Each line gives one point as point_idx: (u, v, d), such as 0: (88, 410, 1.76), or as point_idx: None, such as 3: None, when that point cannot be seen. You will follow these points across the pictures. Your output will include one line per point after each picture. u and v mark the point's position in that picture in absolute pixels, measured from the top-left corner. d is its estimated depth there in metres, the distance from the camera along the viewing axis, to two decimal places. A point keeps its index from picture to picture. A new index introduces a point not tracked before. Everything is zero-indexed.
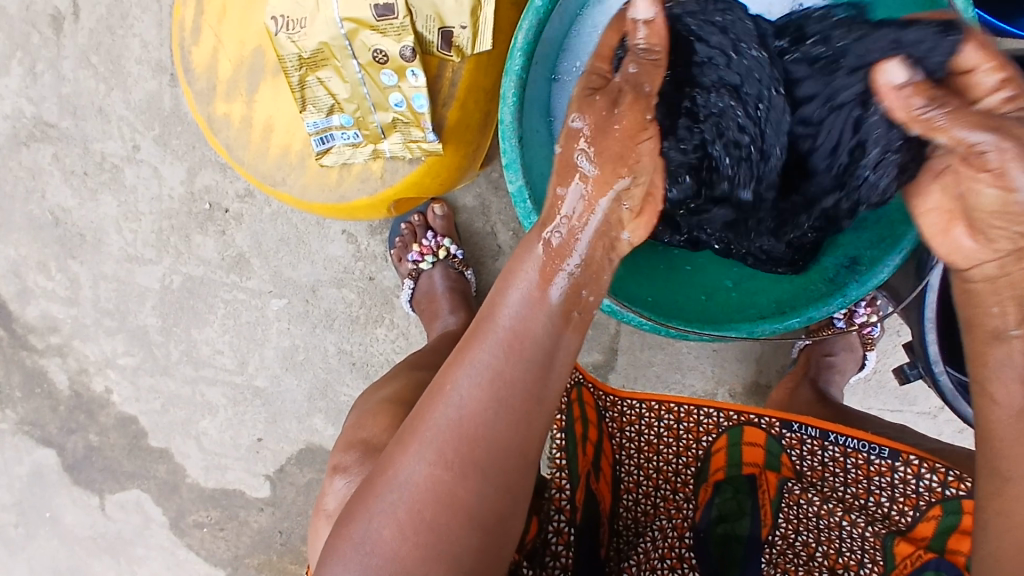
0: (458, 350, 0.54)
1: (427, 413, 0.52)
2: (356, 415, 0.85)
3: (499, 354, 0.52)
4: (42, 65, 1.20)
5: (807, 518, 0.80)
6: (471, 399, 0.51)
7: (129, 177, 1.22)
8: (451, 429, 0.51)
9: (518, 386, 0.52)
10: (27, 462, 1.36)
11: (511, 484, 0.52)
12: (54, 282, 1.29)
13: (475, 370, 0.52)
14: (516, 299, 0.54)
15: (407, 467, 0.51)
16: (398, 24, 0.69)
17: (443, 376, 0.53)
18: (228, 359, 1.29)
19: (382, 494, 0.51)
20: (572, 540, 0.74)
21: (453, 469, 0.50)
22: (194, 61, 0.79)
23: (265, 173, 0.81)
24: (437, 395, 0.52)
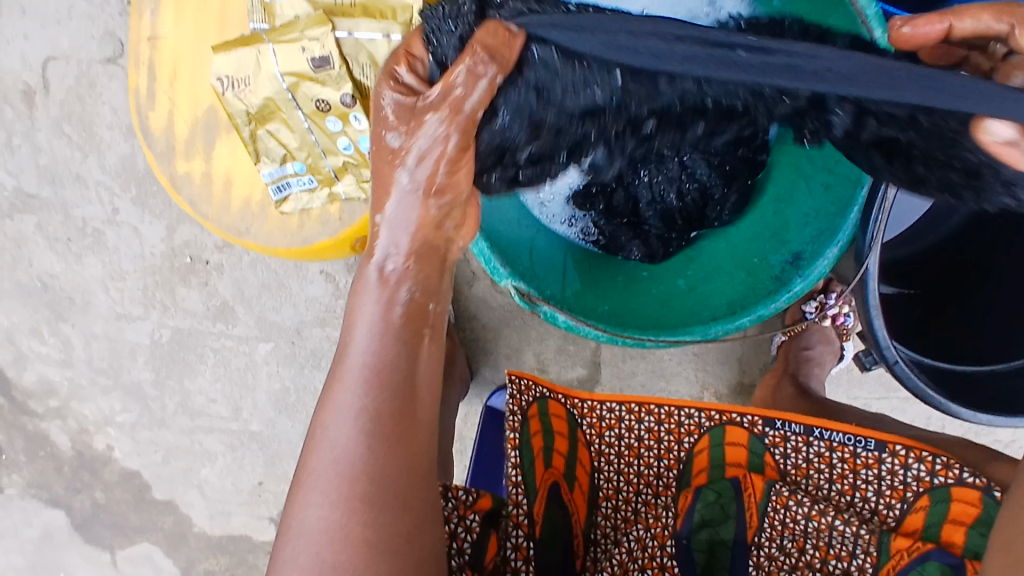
0: (323, 399, 0.58)
1: (310, 463, 0.57)
2: None
3: (358, 388, 0.57)
4: (18, 139, 1.24)
5: (793, 523, 0.77)
6: (344, 440, 0.55)
7: (111, 239, 1.26)
8: (334, 470, 0.55)
9: (387, 414, 0.56)
10: (36, 525, 1.38)
11: (408, 500, 0.56)
12: (48, 346, 1.32)
13: (342, 415, 0.56)
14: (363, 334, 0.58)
15: (306, 517, 0.55)
16: (336, 74, 0.73)
17: (317, 426, 0.58)
18: (222, 407, 1.31)
19: (290, 545, 0.55)
20: (531, 555, 0.76)
21: (349, 505, 0.54)
22: (152, 124, 0.83)
23: (229, 224, 0.84)
24: (314, 444, 0.57)
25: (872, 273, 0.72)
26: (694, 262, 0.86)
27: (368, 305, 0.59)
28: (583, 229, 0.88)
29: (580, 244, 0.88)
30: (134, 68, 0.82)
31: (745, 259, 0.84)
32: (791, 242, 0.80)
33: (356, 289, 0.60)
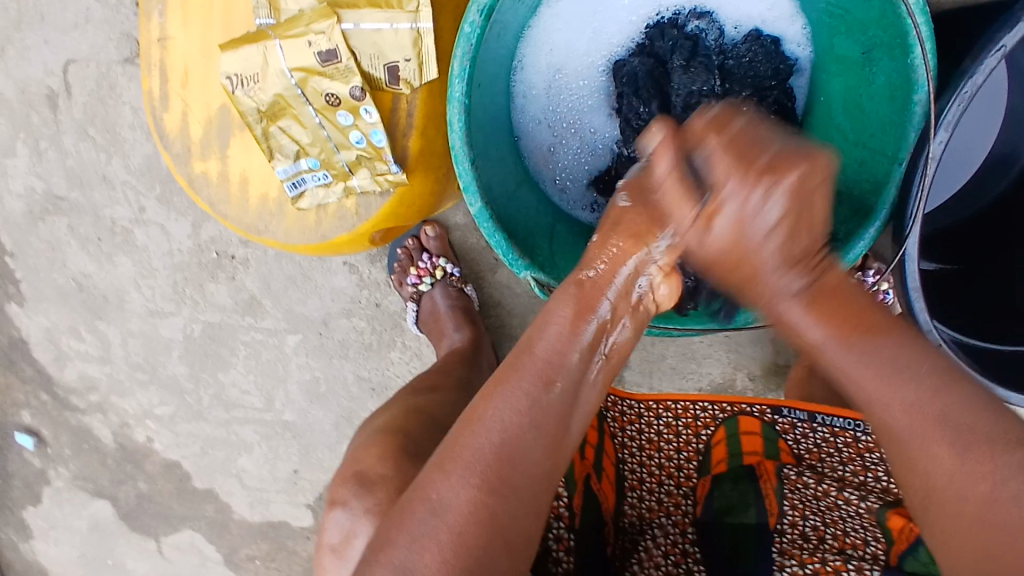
0: (495, 382, 0.59)
1: (464, 441, 0.57)
2: (353, 447, 0.86)
3: (535, 382, 0.58)
4: (45, 143, 1.26)
5: (808, 504, 0.76)
6: (512, 423, 0.56)
7: (140, 237, 1.28)
8: (493, 451, 0.55)
9: (552, 410, 0.58)
10: (85, 515, 1.43)
11: (537, 500, 0.57)
12: (86, 344, 1.35)
13: (513, 398, 0.57)
14: (551, 335, 0.60)
15: (444, 490, 0.55)
16: (343, 67, 0.72)
17: (480, 406, 0.58)
18: (255, 398, 1.33)
19: (420, 516, 0.54)
20: (573, 546, 0.74)
21: (496, 493, 0.54)
22: (168, 127, 0.83)
23: (248, 223, 0.84)
24: (475, 423, 0.57)
25: (911, 255, 0.68)
26: None
27: (557, 321, 0.61)
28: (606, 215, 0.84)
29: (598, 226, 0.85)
30: (147, 71, 0.82)
31: None
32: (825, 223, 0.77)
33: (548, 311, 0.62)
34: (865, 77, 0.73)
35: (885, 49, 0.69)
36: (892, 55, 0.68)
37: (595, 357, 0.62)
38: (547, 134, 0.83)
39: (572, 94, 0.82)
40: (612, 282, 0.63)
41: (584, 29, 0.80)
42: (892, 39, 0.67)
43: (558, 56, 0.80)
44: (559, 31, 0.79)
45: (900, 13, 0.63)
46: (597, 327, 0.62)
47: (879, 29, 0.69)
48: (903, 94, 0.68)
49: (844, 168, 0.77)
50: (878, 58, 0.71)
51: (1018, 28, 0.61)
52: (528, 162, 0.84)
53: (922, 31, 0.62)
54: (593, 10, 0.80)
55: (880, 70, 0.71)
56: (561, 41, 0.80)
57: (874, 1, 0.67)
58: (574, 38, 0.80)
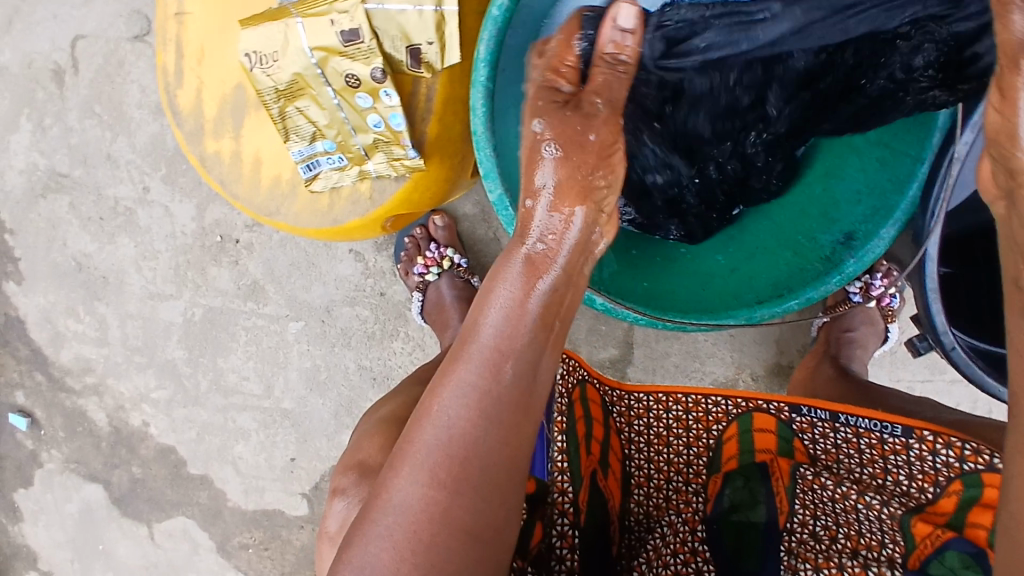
0: (442, 373, 0.57)
1: (414, 438, 0.55)
2: (357, 435, 0.86)
3: (481, 370, 0.55)
4: (49, 119, 1.24)
5: (821, 504, 0.76)
6: (459, 417, 0.54)
7: (143, 218, 1.26)
8: (442, 447, 0.54)
9: (505, 398, 0.55)
10: (76, 499, 1.41)
11: (499, 493, 0.54)
12: (84, 324, 1.34)
13: (460, 390, 0.55)
14: (497, 315, 0.57)
15: (399, 489, 0.54)
16: (365, 48, 0.71)
17: (429, 399, 0.56)
18: (254, 385, 1.32)
19: (381, 518, 0.53)
20: (576, 542, 0.75)
21: (450, 484, 0.53)
22: (181, 103, 0.82)
23: (259, 204, 0.83)
24: (424, 419, 0.55)
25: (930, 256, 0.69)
26: (733, 244, 0.83)
27: (504, 300, 0.58)
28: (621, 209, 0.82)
29: None
30: (162, 46, 0.81)
31: (788, 238, 0.81)
32: (842, 221, 0.78)
33: (489, 288, 0.59)
34: None
35: None
36: None
37: (549, 329, 0.59)
38: None
39: None
40: (561, 249, 0.60)
41: None
42: None
43: None
44: None
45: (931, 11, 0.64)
46: (550, 291, 0.59)
47: None
48: None
49: (863, 167, 0.78)
50: None
51: None
52: None
53: None
54: None
55: None
56: None
57: None
58: None
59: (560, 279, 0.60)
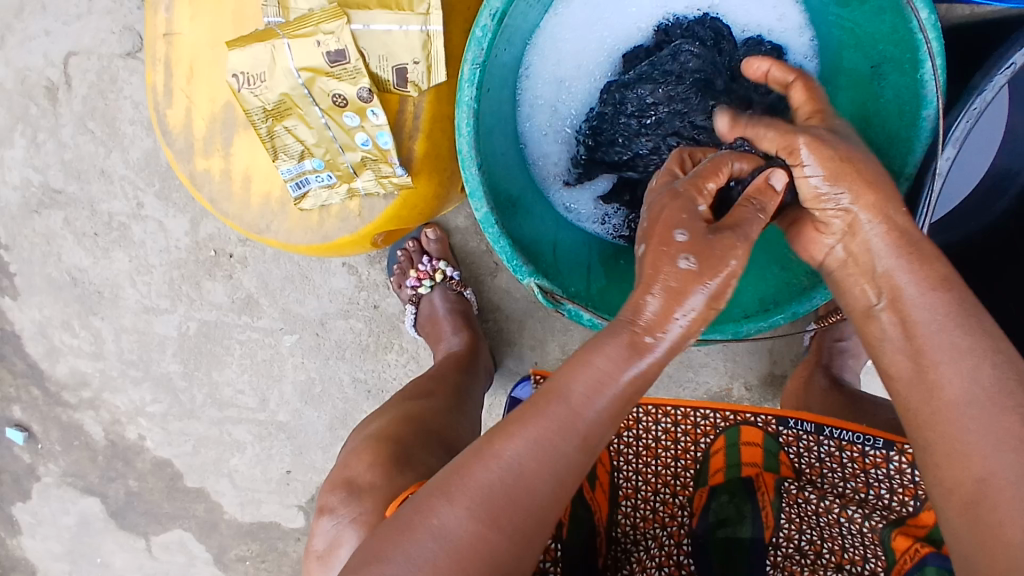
0: (517, 415, 0.55)
1: (472, 471, 0.54)
2: (346, 451, 0.86)
3: (559, 428, 0.53)
4: (43, 135, 1.25)
5: (806, 518, 0.77)
6: (526, 467, 0.53)
7: (137, 233, 1.26)
8: (499, 490, 0.53)
9: (570, 460, 0.54)
10: (73, 512, 1.41)
11: (534, 544, 0.54)
12: (79, 339, 1.34)
13: (532, 441, 0.53)
14: (586, 383, 0.54)
15: (445, 516, 0.53)
16: (352, 68, 0.71)
17: (498, 437, 0.54)
18: (249, 398, 1.32)
19: (417, 538, 0.53)
20: (559, 556, 0.76)
21: (497, 528, 0.52)
22: (171, 122, 0.82)
23: (250, 222, 0.83)
24: (490, 456, 0.54)
25: None
26: None
27: (605, 363, 0.54)
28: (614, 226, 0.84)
29: (604, 236, 0.85)
30: (152, 65, 0.82)
31: (779, 254, 0.81)
32: None
33: (592, 346, 0.55)
34: (873, 92, 0.73)
35: (895, 64, 0.69)
36: (901, 71, 0.68)
37: (627, 409, 0.56)
38: (554, 144, 0.83)
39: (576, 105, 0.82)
40: (668, 345, 0.54)
41: (591, 34, 0.79)
42: (903, 55, 0.67)
43: (565, 65, 0.80)
44: (567, 38, 0.79)
45: (912, 28, 0.64)
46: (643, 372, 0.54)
47: (890, 45, 0.69)
48: (913, 109, 0.67)
49: None
50: (887, 73, 0.71)
51: None
52: (534, 171, 0.83)
53: (933, 47, 0.62)
54: (601, 14, 0.79)
55: (888, 85, 0.71)
56: (568, 51, 0.79)
57: (887, 15, 0.67)
58: (580, 47, 0.80)
59: (656, 365, 0.54)
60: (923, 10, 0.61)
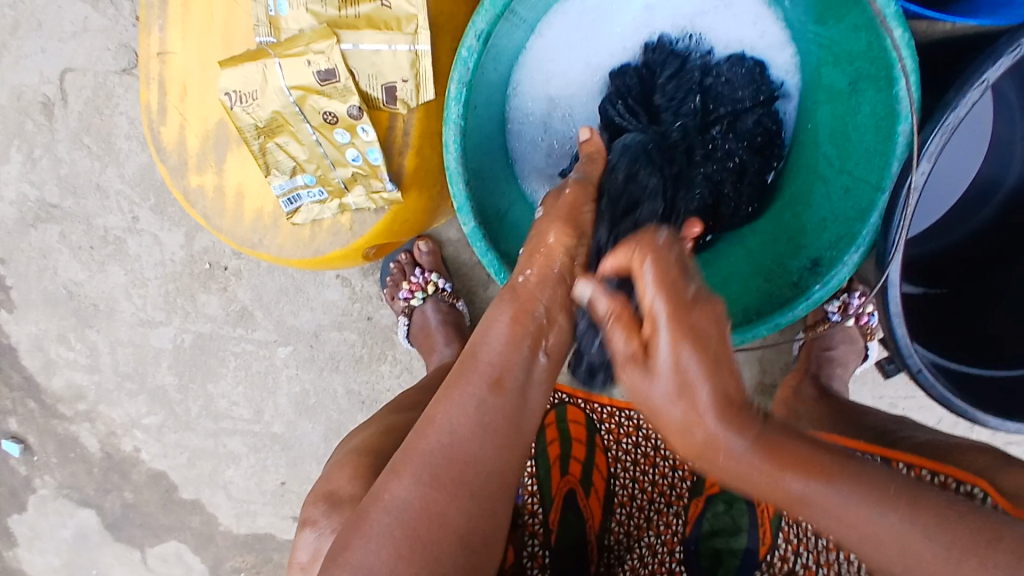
0: (445, 385, 0.58)
1: (415, 444, 0.56)
2: (330, 464, 0.86)
3: (483, 386, 0.56)
4: (39, 150, 1.26)
5: (805, 539, 0.74)
6: (459, 427, 0.55)
7: (132, 247, 1.28)
8: (439, 454, 0.54)
9: (502, 415, 0.56)
10: (69, 524, 1.42)
11: (484, 512, 0.54)
12: (75, 352, 1.35)
13: (462, 401, 0.56)
14: (494, 341, 0.59)
15: (397, 488, 0.54)
16: (342, 86, 0.73)
17: (431, 409, 0.57)
18: (244, 409, 1.33)
19: (375, 516, 0.53)
20: (546, 562, 0.77)
21: (445, 491, 0.53)
22: (164, 139, 0.84)
23: (242, 236, 0.84)
24: (426, 426, 0.56)
25: (892, 282, 0.69)
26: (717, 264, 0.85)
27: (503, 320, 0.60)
28: None
29: None
30: (146, 84, 0.83)
31: (761, 264, 0.82)
32: (810, 248, 0.79)
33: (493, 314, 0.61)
34: (851, 107, 0.75)
35: (870, 80, 0.71)
36: (877, 87, 0.70)
37: (537, 355, 0.60)
38: (543, 160, 0.84)
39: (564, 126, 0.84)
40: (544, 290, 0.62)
41: (576, 56, 0.82)
42: (878, 71, 0.69)
43: (553, 84, 0.82)
44: (552, 59, 0.81)
45: (887, 46, 0.66)
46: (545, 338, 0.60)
47: (865, 62, 0.71)
48: (888, 125, 0.69)
49: (831, 196, 0.78)
50: (863, 89, 0.73)
51: (1000, 63, 0.63)
52: (523, 186, 0.85)
53: (908, 65, 0.64)
54: (585, 38, 0.81)
55: (864, 101, 0.72)
56: (555, 72, 0.82)
57: (862, 33, 0.69)
58: (567, 68, 0.82)
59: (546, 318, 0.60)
60: (896, 30, 0.63)
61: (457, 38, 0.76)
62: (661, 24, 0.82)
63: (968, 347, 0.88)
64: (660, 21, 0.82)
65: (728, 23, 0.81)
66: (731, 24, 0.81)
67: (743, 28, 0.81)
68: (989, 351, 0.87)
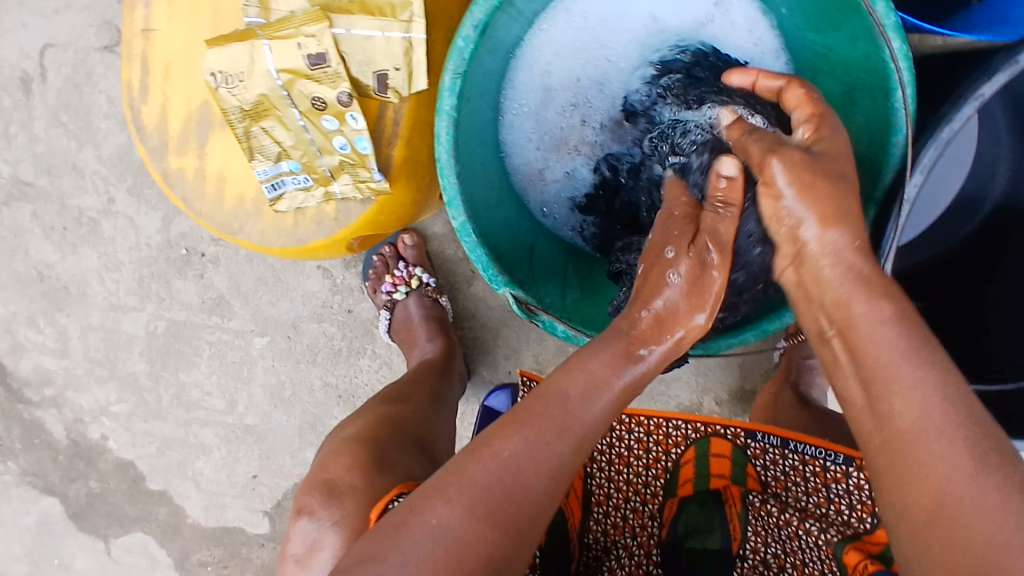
0: (511, 417, 0.58)
1: (468, 470, 0.55)
2: (322, 454, 0.84)
3: (551, 427, 0.57)
4: (15, 127, 1.23)
5: (771, 530, 0.77)
6: (523, 465, 0.55)
7: (107, 229, 1.24)
8: (495, 487, 0.54)
9: (562, 458, 0.57)
10: (33, 512, 1.38)
11: (518, 546, 0.55)
12: (45, 335, 1.31)
13: (527, 439, 0.56)
14: (580, 384, 0.59)
15: (445, 516, 0.53)
16: (332, 72, 0.71)
17: (491, 438, 0.56)
18: (217, 400, 1.30)
19: (416, 537, 0.52)
20: (539, 562, 0.74)
21: (496, 527, 0.53)
22: (145, 119, 0.81)
23: (222, 222, 0.82)
24: (483, 456, 0.55)
25: None
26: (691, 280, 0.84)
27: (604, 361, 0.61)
28: (579, 229, 0.86)
29: (575, 242, 0.86)
30: (128, 62, 0.80)
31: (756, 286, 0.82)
32: None
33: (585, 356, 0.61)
34: (845, 117, 0.74)
35: (866, 90, 0.70)
36: (873, 97, 0.69)
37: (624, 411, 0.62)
38: (535, 155, 0.83)
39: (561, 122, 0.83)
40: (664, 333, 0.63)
41: (576, 52, 0.81)
42: (874, 82, 0.69)
43: (552, 79, 0.81)
44: (551, 53, 0.80)
45: (884, 57, 0.65)
46: (634, 377, 0.62)
47: (861, 72, 0.71)
48: (881, 136, 0.69)
49: None
50: (858, 98, 0.72)
51: (996, 79, 0.64)
52: (515, 179, 0.84)
53: (904, 77, 0.63)
54: (588, 34, 0.80)
55: (860, 110, 0.72)
56: (555, 66, 0.81)
57: (860, 43, 0.69)
58: (567, 63, 0.81)
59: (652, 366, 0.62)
60: (895, 40, 0.62)
61: (451, 28, 0.74)
62: (667, 28, 0.81)
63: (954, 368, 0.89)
64: (669, 23, 0.81)
65: (732, 30, 0.80)
66: (732, 33, 0.80)
67: (738, 36, 0.80)
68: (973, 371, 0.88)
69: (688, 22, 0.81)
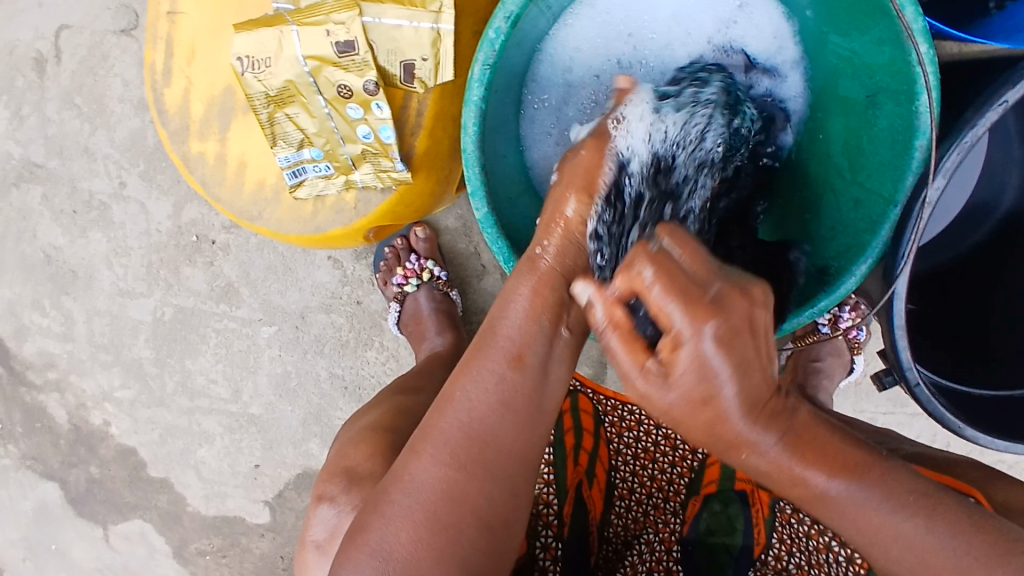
0: (464, 360, 0.58)
1: (436, 422, 0.56)
2: (340, 444, 0.84)
3: (503, 362, 0.56)
4: (28, 108, 1.22)
5: (797, 539, 0.77)
6: (479, 404, 0.55)
7: (117, 214, 1.24)
8: (460, 432, 0.55)
9: (522, 390, 0.56)
10: (31, 497, 1.37)
11: (515, 487, 0.55)
12: (49, 319, 1.30)
13: (481, 379, 0.56)
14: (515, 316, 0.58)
15: (420, 471, 0.55)
16: (360, 60, 0.71)
17: (451, 385, 0.57)
18: (222, 388, 1.30)
19: (397, 500, 0.55)
20: (559, 555, 0.77)
21: (465, 471, 0.54)
22: (167, 102, 0.81)
23: (240, 208, 0.82)
24: (445, 404, 0.56)
25: (899, 295, 0.70)
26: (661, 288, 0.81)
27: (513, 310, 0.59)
28: None
29: None
30: (152, 43, 0.80)
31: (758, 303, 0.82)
32: (819, 255, 0.79)
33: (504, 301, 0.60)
34: (867, 120, 0.75)
35: (890, 94, 0.71)
36: (896, 101, 0.70)
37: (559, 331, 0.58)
38: (555, 149, 0.83)
39: (582, 118, 0.82)
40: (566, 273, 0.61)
41: (598, 49, 0.81)
42: (899, 85, 0.69)
43: (574, 74, 0.81)
44: (574, 49, 0.80)
45: (910, 61, 0.66)
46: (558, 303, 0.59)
47: (886, 75, 0.71)
48: (904, 139, 0.69)
49: (841, 206, 0.78)
50: (881, 102, 0.73)
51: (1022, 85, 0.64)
52: (533, 173, 0.83)
53: (930, 81, 0.64)
54: (611, 32, 0.80)
55: (882, 113, 0.73)
56: (578, 62, 0.81)
57: (885, 47, 0.69)
58: (590, 59, 0.81)
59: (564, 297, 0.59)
60: (923, 44, 0.63)
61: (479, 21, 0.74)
62: (691, 28, 0.81)
63: (961, 372, 0.89)
64: (693, 22, 0.81)
65: (756, 31, 0.81)
66: (755, 34, 0.81)
67: (762, 38, 0.81)
68: (980, 376, 0.88)
69: (712, 22, 0.81)
